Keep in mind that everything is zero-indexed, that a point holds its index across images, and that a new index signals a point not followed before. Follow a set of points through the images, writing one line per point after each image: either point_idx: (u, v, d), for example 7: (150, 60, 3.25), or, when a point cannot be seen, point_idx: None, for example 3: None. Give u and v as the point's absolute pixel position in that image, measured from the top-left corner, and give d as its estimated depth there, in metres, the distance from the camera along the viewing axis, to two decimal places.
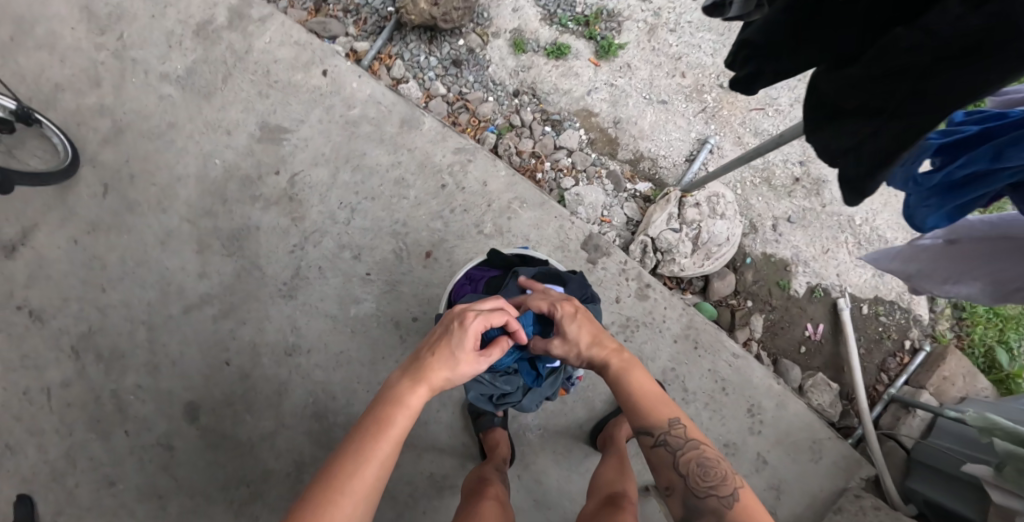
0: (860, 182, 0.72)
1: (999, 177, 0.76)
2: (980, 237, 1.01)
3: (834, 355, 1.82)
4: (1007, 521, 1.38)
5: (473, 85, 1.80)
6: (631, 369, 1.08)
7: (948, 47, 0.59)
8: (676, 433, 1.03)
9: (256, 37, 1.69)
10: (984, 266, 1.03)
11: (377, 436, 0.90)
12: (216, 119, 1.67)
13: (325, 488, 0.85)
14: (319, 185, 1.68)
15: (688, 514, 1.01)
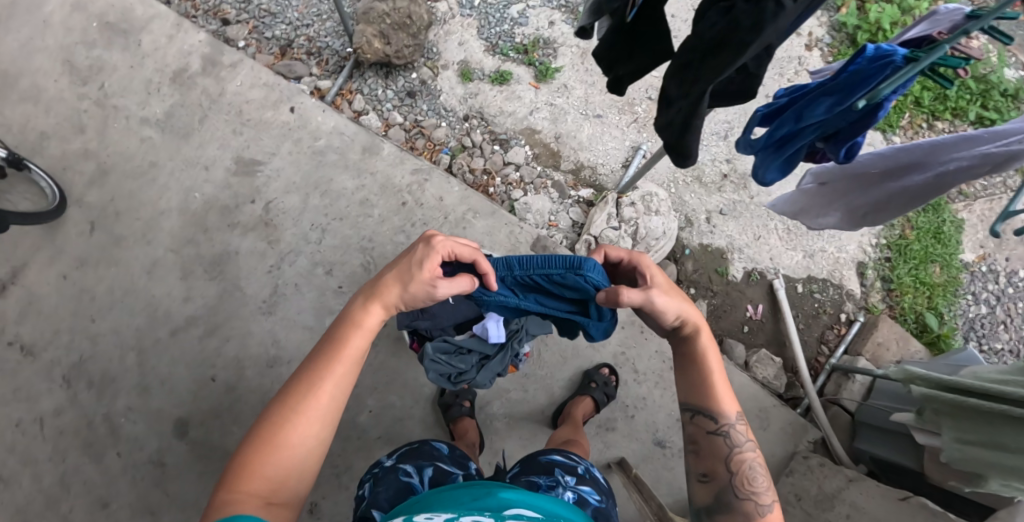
0: (680, 147, 0.93)
1: (807, 134, 0.99)
2: (839, 176, 1.26)
3: (775, 331, 1.99)
4: (934, 460, 1.55)
5: (427, 113, 2.00)
6: (718, 356, 1.09)
7: (706, 42, 0.80)
8: (738, 430, 1.07)
9: (228, 82, 1.88)
10: (842, 201, 1.28)
11: (334, 355, 0.95)
12: (194, 156, 1.83)
13: (287, 401, 0.91)
14: (292, 210, 1.84)
15: (715, 505, 1.06)
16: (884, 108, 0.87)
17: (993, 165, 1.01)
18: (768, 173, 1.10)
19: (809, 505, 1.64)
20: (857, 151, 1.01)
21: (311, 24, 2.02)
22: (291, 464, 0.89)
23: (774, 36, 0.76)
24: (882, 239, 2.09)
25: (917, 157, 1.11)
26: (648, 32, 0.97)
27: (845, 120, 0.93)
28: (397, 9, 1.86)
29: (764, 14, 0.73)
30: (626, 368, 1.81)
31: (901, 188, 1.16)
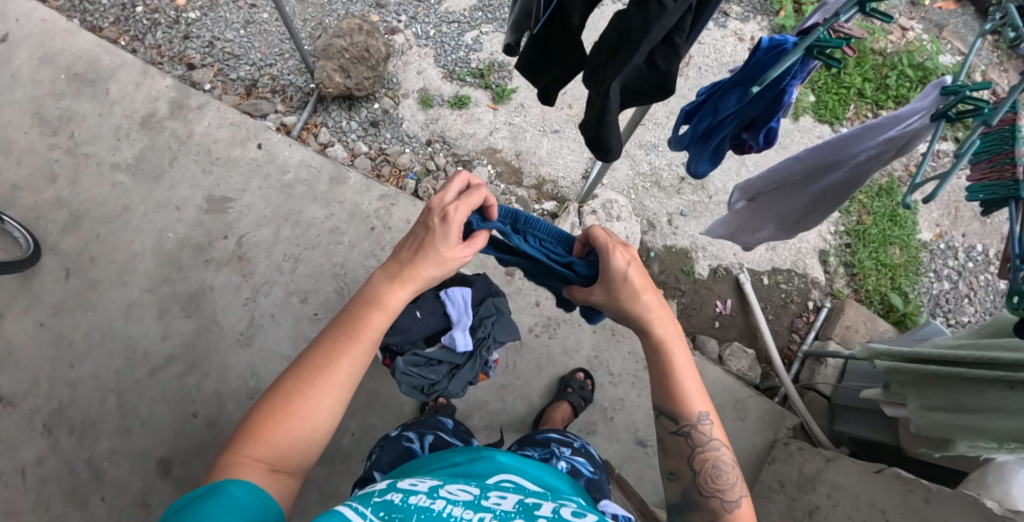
0: (599, 143, 0.99)
1: (727, 125, 1.09)
2: (761, 191, 1.33)
3: (746, 324, 2.04)
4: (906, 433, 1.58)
5: (391, 141, 2.07)
6: (681, 355, 1.02)
7: (606, 44, 0.87)
8: (701, 429, 1.02)
9: (196, 123, 1.94)
10: (774, 210, 1.35)
11: (359, 331, 0.95)
12: (167, 198, 1.88)
13: (302, 376, 0.92)
14: (264, 243, 1.87)
15: (685, 503, 1.03)
16: (787, 93, 0.97)
17: (899, 147, 1.05)
18: (699, 166, 1.19)
19: (792, 489, 1.65)
20: (776, 136, 1.10)
21: (274, 63, 2.11)
22: (303, 434, 0.90)
23: (663, 32, 0.83)
24: (841, 226, 2.15)
25: (828, 156, 1.14)
26: (561, 39, 1.00)
27: (755, 109, 1.03)
28: (354, 44, 1.95)
29: (650, 13, 0.81)
30: (600, 371, 1.84)
31: (823, 186, 1.21)
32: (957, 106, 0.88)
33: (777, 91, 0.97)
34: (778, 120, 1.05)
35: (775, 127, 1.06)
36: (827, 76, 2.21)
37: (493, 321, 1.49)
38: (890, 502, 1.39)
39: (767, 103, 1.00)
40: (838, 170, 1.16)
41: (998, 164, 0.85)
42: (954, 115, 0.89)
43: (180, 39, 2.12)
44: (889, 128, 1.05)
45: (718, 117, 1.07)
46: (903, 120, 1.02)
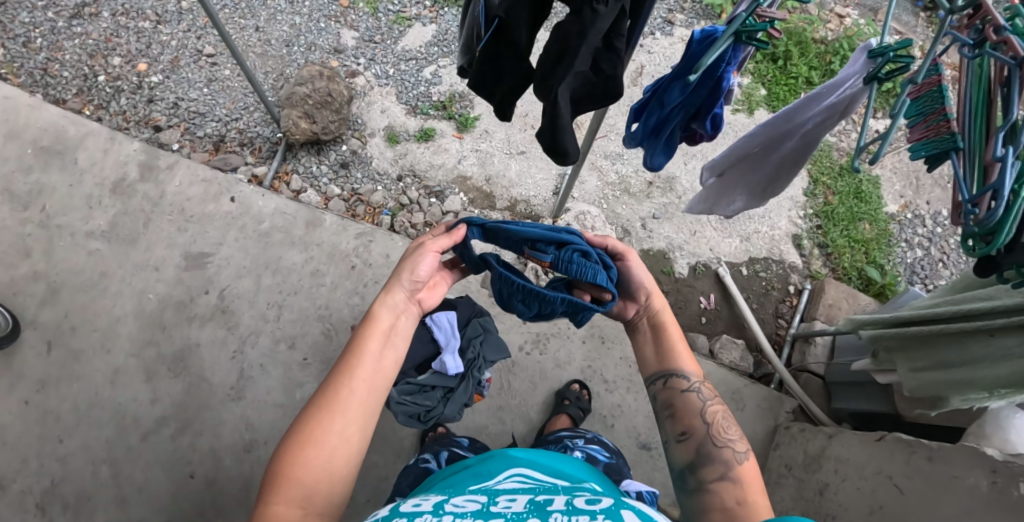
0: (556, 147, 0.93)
1: (675, 118, 1.09)
2: (726, 167, 1.36)
3: (732, 316, 2.06)
4: (903, 400, 1.59)
5: (362, 180, 2.06)
6: (677, 325, 1.12)
7: (550, 53, 0.85)
8: (705, 386, 1.09)
9: (167, 183, 1.96)
10: (742, 183, 1.38)
11: (356, 354, 1.01)
12: (145, 259, 1.87)
13: (317, 409, 0.96)
14: (246, 293, 1.84)
15: (698, 461, 1.02)
16: (725, 80, 0.97)
17: (841, 112, 1.06)
18: (654, 160, 1.18)
19: (799, 471, 1.66)
20: (722, 120, 1.08)
21: (240, 117, 2.15)
22: (325, 461, 0.93)
23: (599, 36, 0.82)
24: (809, 209, 2.20)
25: (779, 127, 1.17)
26: (505, 55, 0.93)
27: (698, 98, 1.02)
28: (316, 90, 1.96)
29: (584, 21, 0.80)
30: (595, 380, 1.73)
31: (782, 154, 1.24)
32: (888, 67, 0.89)
33: (716, 79, 0.98)
34: (721, 105, 1.05)
35: (720, 112, 1.06)
36: (776, 68, 2.28)
37: (483, 340, 1.35)
38: (895, 467, 1.39)
39: (708, 90, 1.01)
40: (793, 139, 1.18)
41: (934, 122, 0.90)
42: (884, 76, 0.89)
43: (144, 103, 2.16)
44: (827, 95, 1.06)
45: (666, 109, 1.08)
46: (840, 86, 1.04)
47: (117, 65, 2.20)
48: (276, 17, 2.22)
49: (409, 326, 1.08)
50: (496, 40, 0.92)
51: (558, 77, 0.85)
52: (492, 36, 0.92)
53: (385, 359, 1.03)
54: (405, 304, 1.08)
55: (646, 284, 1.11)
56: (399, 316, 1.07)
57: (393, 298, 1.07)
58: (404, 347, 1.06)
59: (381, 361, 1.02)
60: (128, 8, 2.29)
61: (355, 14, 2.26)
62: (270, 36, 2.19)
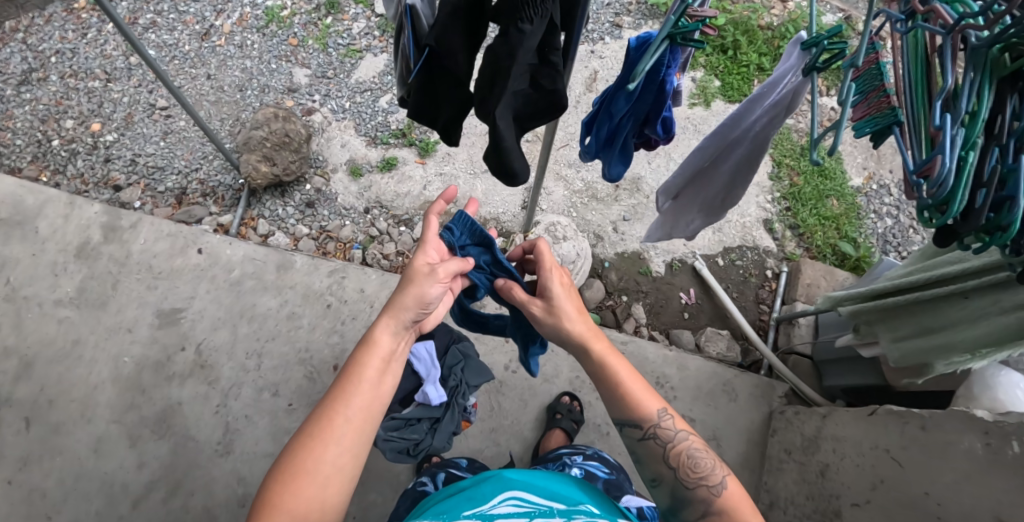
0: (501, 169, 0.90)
1: (626, 126, 1.06)
2: (680, 187, 1.35)
3: (714, 308, 2.04)
4: (897, 376, 1.57)
5: (330, 217, 2.00)
6: (624, 366, 1.08)
7: (487, 73, 0.84)
8: (665, 426, 1.06)
9: (132, 242, 1.91)
10: (699, 199, 1.36)
11: (352, 381, 0.98)
12: (117, 322, 1.83)
13: (311, 435, 0.94)
14: (222, 346, 1.78)
15: (677, 503, 1.05)
16: (668, 83, 0.95)
17: (786, 108, 1.05)
18: (612, 170, 1.14)
19: (799, 455, 1.65)
20: (673, 123, 1.08)
21: (200, 167, 2.11)
22: (316, 492, 0.91)
23: (528, 56, 0.80)
24: (777, 193, 2.22)
25: (727, 134, 1.15)
26: (441, 81, 0.92)
27: (645, 104, 0.99)
28: (273, 131, 1.89)
29: (511, 41, 0.79)
30: (585, 390, 1.67)
31: (735, 161, 1.21)
32: (823, 56, 0.89)
33: (658, 83, 0.95)
34: (669, 107, 1.02)
35: (669, 115, 1.05)
36: (726, 59, 2.30)
37: (464, 366, 1.32)
38: (891, 440, 1.39)
39: (653, 96, 0.98)
40: (744, 143, 1.16)
41: (875, 100, 0.92)
42: (821, 65, 0.87)
43: (102, 163, 2.12)
44: (769, 94, 1.05)
45: (614, 121, 1.05)
46: (779, 83, 1.03)
47: (70, 128, 2.17)
48: (227, 63, 2.20)
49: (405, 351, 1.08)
50: (428, 68, 0.91)
51: (495, 98, 0.84)
52: (425, 65, 0.92)
53: (383, 386, 1.01)
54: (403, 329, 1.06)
55: (581, 333, 1.10)
56: (399, 340, 1.05)
57: (395, 322, 1.04)
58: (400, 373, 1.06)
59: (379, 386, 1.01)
60: (77, 69, 2.27)
61: (306, 51, 2.24)
62: (223, 83, 2.17)
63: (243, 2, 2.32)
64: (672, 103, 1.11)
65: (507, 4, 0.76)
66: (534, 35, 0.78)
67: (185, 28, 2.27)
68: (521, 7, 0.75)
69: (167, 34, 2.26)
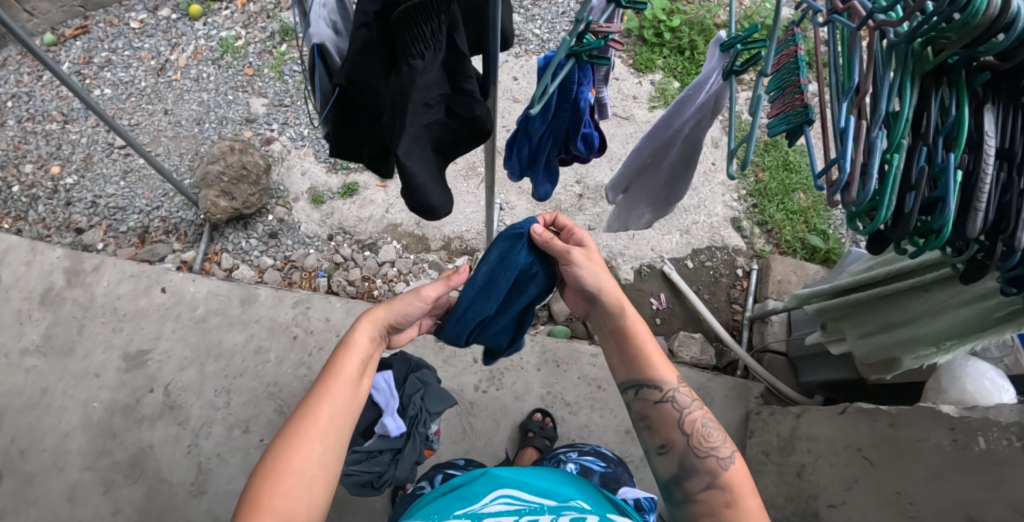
0: (421, 206, 0.87)
1: (547, 147, 0.94)
2: (626, 181, 1.22)
3: (686, 310, 2.03)
4: (874, 371, 1.52)
5: (293, 246, 1.99)
6: (644, 328, 1.10)
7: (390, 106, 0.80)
8: (680, 394, 1.07)
9: (95, 285, 1.88)
10: (647, 196, 1.23)
11: (331, 383, 0.97)
12: (84, 368, 1.80)
13: (293, 435, 0.92)
14: (191, 386, 1.76)
15: (682, 473, 1.02)
16: (582, 100, 0.85)
17: (712, 110, 0.96)
18: (539, 191, 1.02)
19: (776, 456, 1.64)
20: (597, 140, 0.95)
21: (162, 204, 2.09)
22: (303, 490, 0.88)
23: (426, 93, 0.77)
24: (742, 191, 2.22)
25: (661, 134, 1.06)
26: (357, 116, 0.91)
27: (562, 123, 0.89)
28: (230, 165, 1.87)
29: (404, 79, 0.75)
30: (556, 405, 1.66)
31: (673, 160, 1.10)
32: (741, 58, 0.82)
33: (572, 100, 0.85)
34: (589, 123, 0.91)
35: (591, 130, 0.92)
36: (684, 60, 2.30)
37: (423, 394, 1.31)
38: (863, 439, 1.38)
39: (569, 115, 0.88)
40: (677, 144, 1.07)
41: (791, 96, 0.88)
42: (738, 68, 0.82)
43: (62, 206, 2.09)
44: (695, 95, 0.96)
45: (533, 139, 0.92)
46: (704, 84, 0.94)
47: (29, 172, 2.14)
48: (184, 97, 2.19)
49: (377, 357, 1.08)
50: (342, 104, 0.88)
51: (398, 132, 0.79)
52: (339, 105, 0.91)
53: (361, 386, 1.02)
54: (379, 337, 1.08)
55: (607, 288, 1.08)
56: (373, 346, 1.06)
57: (375, 326, 1.05)
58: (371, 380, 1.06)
59: (357, 386, 1.01)
60: (34, 113, 2.25)
61: (261, 80, 2.23)
62: (180, 118, 2.15)
63: (197, 35, 2.31)
64: (599, 116, 0.99)
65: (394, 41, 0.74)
66: (430, 68, 0.75)
67: (139, 64, 2.26)
68: (409, 43, 0.72)
69: (122, 72, 2.24)
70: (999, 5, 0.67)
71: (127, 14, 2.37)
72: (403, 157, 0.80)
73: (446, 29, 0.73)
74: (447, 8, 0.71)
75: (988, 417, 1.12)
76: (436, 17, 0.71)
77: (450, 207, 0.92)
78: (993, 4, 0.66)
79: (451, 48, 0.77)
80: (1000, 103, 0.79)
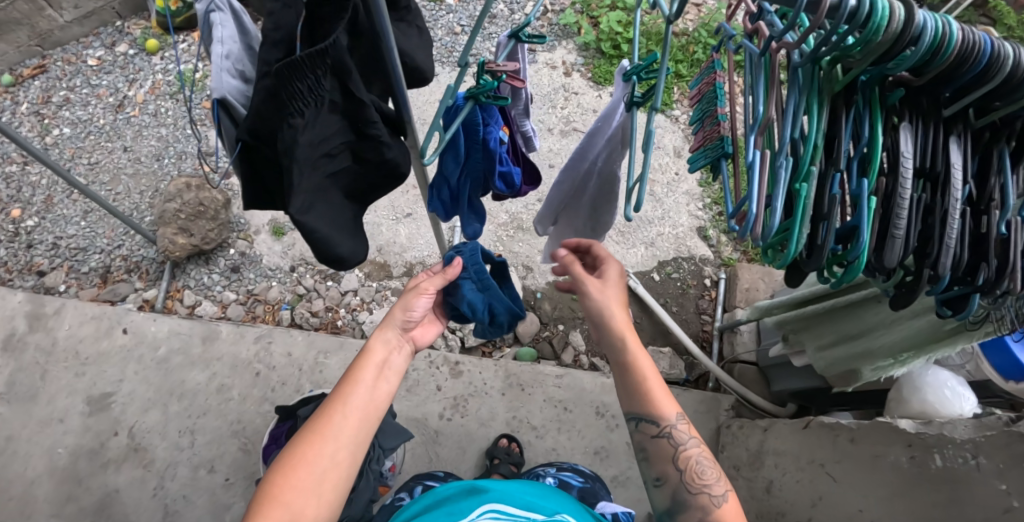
0: (330, 257, 0.89)
1: (467, 188, 0.95)
2: (551, 215, 1.22)
3: (653, 325, 2.03)
4: (843, 383, 1.49)
5: (256, 280, 1.99)
6: (648, 359, 1.01)
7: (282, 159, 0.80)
8: (679, 429, 1.01)
9: (57, 329, 1.85)
10: (573, 228, 1.22)
11: (348, 384, 0.95)
12: (48, 414, 1.75)
13: (312, 431, 0.90)
14: (155, 427, 1.74)
15: (674, 507, 0.99)
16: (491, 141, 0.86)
17: (622, 142, 0.96)
18: (467, 229, 1.02)
19: (746, 471, 1.62)
20: (516, 178, 0.93)
21: (123, 243, 2.08)
22: (314, 485, 0.87)
23: (314, 148, 0.78)
24: (707, 199, 2.21)
25: (577, 169, 1.07)
26: (266, 169, 0.91)
27: (477, 163, 0.89)
28: (186, 203, 1.87)
29: (286, 141, 0.76)
30: (522, 429, 1.64)
31: (593, 194, 1.10)
32: (640, 88, 0.79)
33: (481, 141, 0.86)
34: (506, 161, 0.90)
35: (508, 167, 0.91)
36: None
37: (377, 431, 1.33)
38: (825, 454, 1.38)
39: (482, 155, 0.88)
40: (594, 178, 1.07)
41: (710, 128, 0.87)
42: (638, 99, 0.80)
43: (23, 249, 2.06)
44: (604, 128, 0.96)
45: (451, 181, 0.94)
46: (613, 115, 0.93)
47: None
48: (142, 133, 2.19)
49: (403, 363, 1.02)
50: (248, 158, 0.88)
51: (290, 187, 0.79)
52: (245, 161, 0.90)
53: (380, 388, 0.97)
54: (398, 341, 1.03)
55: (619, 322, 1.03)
56: (392, 351, 1.02)
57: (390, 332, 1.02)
58: (396, 382, 1.00)
59: (380, 387, 0.97)
60: None
61: None
62: (139, 154, 2.15)
63: (154, 70, 2.31)
64: (526, 152, 1.00)
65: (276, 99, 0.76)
66: (314, 124, 0.77)
67: (98, 102, 2.25)
68: (289, 101, 0.75)
69: (80, 110, 2.23)
70: (902, 17, 0.61)
71: (85, 51, 2.36)
72: (304, 213, 0.81)
73: (328, 80, 0.75)
74: (324, 62, 0.73)
75: (942, 435, 1.13)
76: (311, 73, 0.73)
77: (363, 255, 0.96)
78: (895, 18, 0.60)
79: (349, 97, 0.78)
80: (918, 119, 0.72)
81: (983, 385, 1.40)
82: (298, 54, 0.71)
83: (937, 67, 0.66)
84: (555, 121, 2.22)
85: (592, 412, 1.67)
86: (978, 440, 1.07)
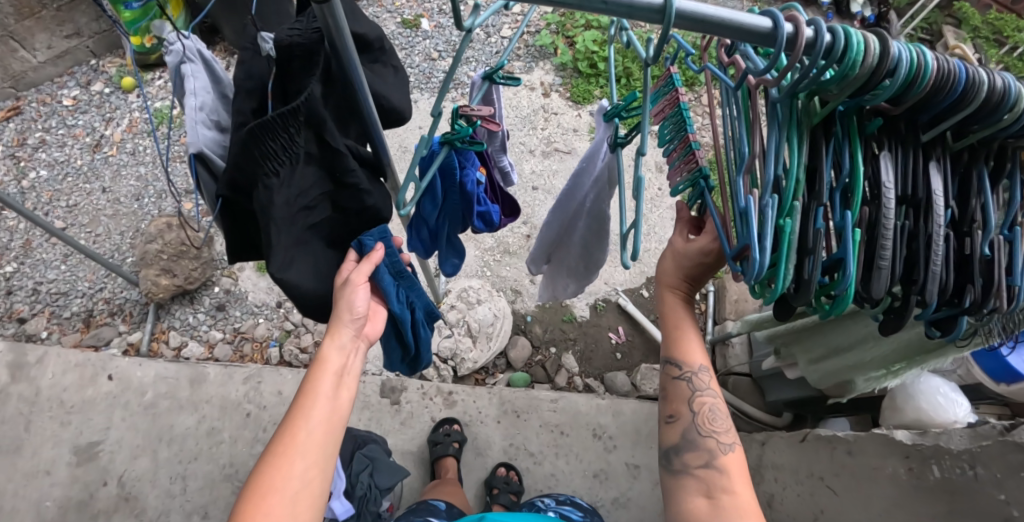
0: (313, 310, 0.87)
1: (445, 227, 0.95)
2: (542, 252, 1.22)
3: (647, 341, 2.00)
4: (839, 393, 1.49)
5: (242, 317, 1.98)
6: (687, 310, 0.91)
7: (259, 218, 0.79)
8: (700, 377, 0.92)
9: (40, 378, 1.78)
10: (564, 265, 1.22)
11: (306, 398, 0.88)
12: (32, 466, 1.68)
13: (275, 451, 0.83)
14: (144, 475, 1.70)
15: (683, 445, 0.91)
16: (467, 184, 0.86)
17: (608, 183, 0.97)
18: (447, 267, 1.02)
19: None
20: (495, 216, 0.92)
21: (105, 286, 2.05)
22: (288, 507, 0.81)
23: (291, 203, 0.78)
24: None
25: (567, 207, 1.08)
26: (247, 220, 0.90)
27: (455, 204, 0.89)
28: (168, 242, 1.85)
29: (260, 202, 0.76)
30: (520, 457, 1.63)
31: (582, 234, 1.11)
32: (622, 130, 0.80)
33: (457, 182, 0.86)
34: (483, 199, 0.90)
35: (486, 207, 0.89)
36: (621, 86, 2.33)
37: (371, 470, 1.34)
38: (824, 468, 1.38)
39: (459, 197, 0.88)
40: (583, 216, 1.07)
41: (684, 157, 0.86)
42: (621, 140, 0.80)
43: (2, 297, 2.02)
44: (591, 167, 0.98)
45: (430, 221, 0.95)
46: (596, 156, 0.96)
47: None
48: (120, 173, 2.17)
49: (359, 365, 0.96)
50: (229, 212, 0.87)
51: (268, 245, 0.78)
52: (226, 214, 0.88)
53: (341, 397, 0.92)
54: (353, 342, 0.96)
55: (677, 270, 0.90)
56: (350, 355, 0.95)
57: (341, 335, 0.94)
58: (355, 388, 0.95)
59: (341, 397, 0.92)
60: None
61: None
62: (118, 195, 2.12)
63: (131, 108, 2.30)
64: (504, 186, 1.03)
65: (249, 161, 0.75)
66: (289, 182, 0.77)
67: (74, 142, 2.22)
68: (262, 161, 0.74)
69: (56, 151, 2.20)
70: (878, 51, 0.59)
71: (60, 91, 2.34)
72: (286, 269, 0.80)
73: (303, 136, 0.75)
74: (296, 119, 0.73)
75: (938, 446, 1.12)
76: (284, 132, 0.73)
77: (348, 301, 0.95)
78: (870, 52, 0.59)
79: (324, 147, 0.79)
80: (897, 148, 0.70)
81: (975, 388, 1.41)
82: (269, 115, 0.72)
83: (916, 95, 0.64)
84: (536, 143, 2.24)
85: (589, 435, 1.65)
86: (974, 450, 1.06)
